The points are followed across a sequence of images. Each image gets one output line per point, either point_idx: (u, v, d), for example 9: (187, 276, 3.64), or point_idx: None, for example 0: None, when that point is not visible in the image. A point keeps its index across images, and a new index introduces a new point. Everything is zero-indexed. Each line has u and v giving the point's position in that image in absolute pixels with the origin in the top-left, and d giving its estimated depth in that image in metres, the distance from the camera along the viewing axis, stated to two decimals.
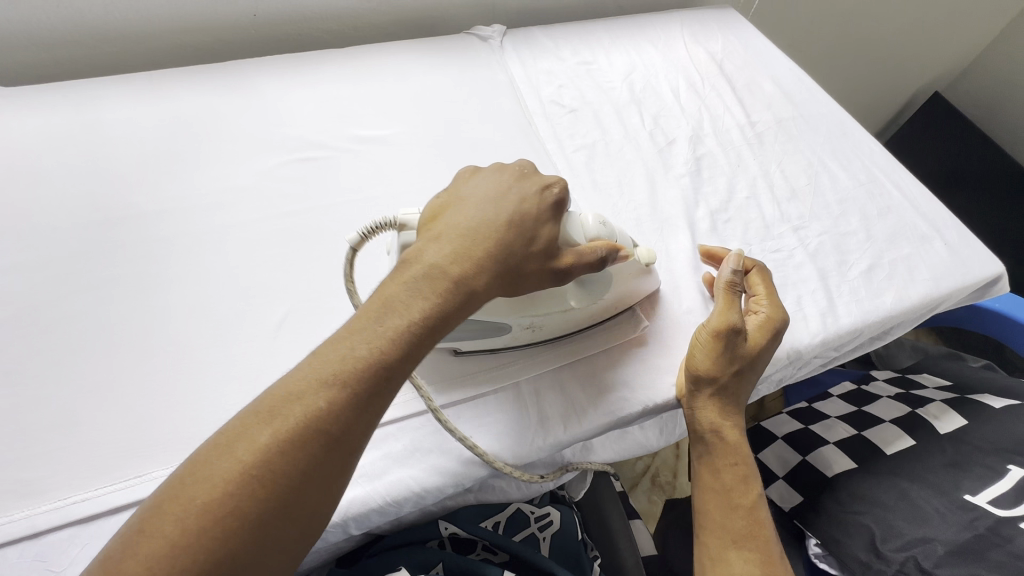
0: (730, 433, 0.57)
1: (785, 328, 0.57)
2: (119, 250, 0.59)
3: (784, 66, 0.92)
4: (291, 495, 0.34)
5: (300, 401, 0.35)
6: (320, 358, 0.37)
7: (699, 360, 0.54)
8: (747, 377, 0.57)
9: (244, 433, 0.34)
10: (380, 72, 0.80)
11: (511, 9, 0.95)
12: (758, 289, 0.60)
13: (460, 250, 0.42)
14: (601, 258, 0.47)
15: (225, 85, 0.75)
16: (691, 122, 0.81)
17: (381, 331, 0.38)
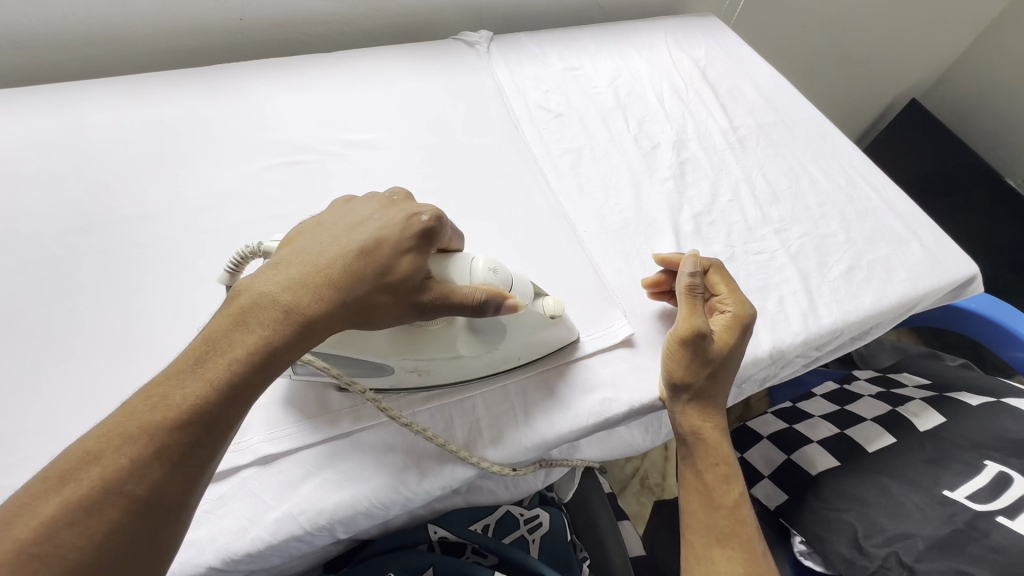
0: (713, 434, 0.58)
1: (750, 326, 0.58)
2: (102, 254, 0.59)
3: (766, 72, 0.94)
4: (101, 557, 0.31)
5: (105, 453, 0.32)
6: (133, 408, 0.34)
7: (673, 364, 0.55)
8: (725, 376, 0.57)
9: (31, 501, 0.31)
10: (368, 77, 0.80)
11: (498, 15, 0.96)
12: (720, 288, 0.60)
13: (295, 287, 0.40)
14: (479, 302, 0.44)
15: (211, 89, 0.74)
16: (675, 127, 0.82)
17: (200, 377, 0.36)
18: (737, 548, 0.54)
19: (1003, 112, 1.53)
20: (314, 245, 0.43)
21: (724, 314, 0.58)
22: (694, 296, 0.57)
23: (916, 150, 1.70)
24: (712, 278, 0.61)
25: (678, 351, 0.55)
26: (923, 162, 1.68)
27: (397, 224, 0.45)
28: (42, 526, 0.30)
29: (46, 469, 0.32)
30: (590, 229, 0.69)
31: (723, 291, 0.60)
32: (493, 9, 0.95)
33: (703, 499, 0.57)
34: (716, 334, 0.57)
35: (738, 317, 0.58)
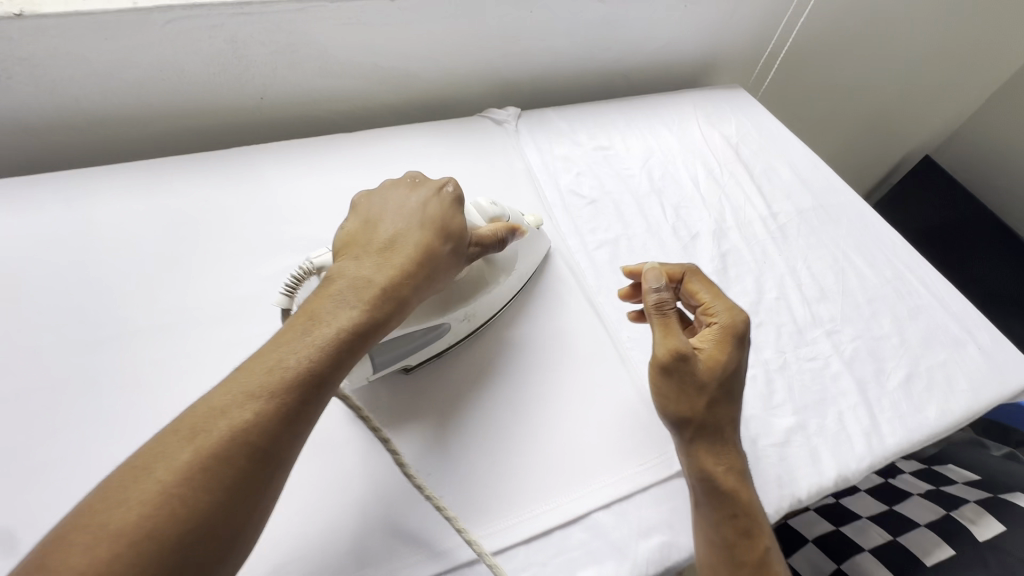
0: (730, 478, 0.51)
1: (743, 335, 0.54)
2: (106, 375, 0.53)
3: (799, 151, 0.91)
4: (228, 495, 0.34)
5: (230, 407, 0.36)
6: (250, 371, 0.38)
7: (665, 393, 0.52)
8: (728, 400, 0.53)
9: (169, 447, 0.34)
10: (394, 160, 0.76)
11: (523, 89, 0.94)
12: (704, 296, 0.57)
13: (378, 270, 0.47)
14: (501, 238, 0.58)
15: (230, 175, 0.70)
16: (713, 214, 0.79)
17: (308, 343, 0.41)
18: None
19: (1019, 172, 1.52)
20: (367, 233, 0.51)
21: (714, 326, 0.54)
22: (669, 312, 0.53)
23: (930, 207, 1.69)
24: (693, 286, 0.57)
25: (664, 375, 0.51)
26: (937, 219, 1.66)
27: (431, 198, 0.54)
28: (159, 482, 0.33)
29: (173, 425, 0.36)
30: (634, 334, 0.65)
31: (706, 300, 0.56)
32: (518, 84, 0.92)
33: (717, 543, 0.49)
34: (707, 353, 0.53)
35: (728, 326, 0.54)
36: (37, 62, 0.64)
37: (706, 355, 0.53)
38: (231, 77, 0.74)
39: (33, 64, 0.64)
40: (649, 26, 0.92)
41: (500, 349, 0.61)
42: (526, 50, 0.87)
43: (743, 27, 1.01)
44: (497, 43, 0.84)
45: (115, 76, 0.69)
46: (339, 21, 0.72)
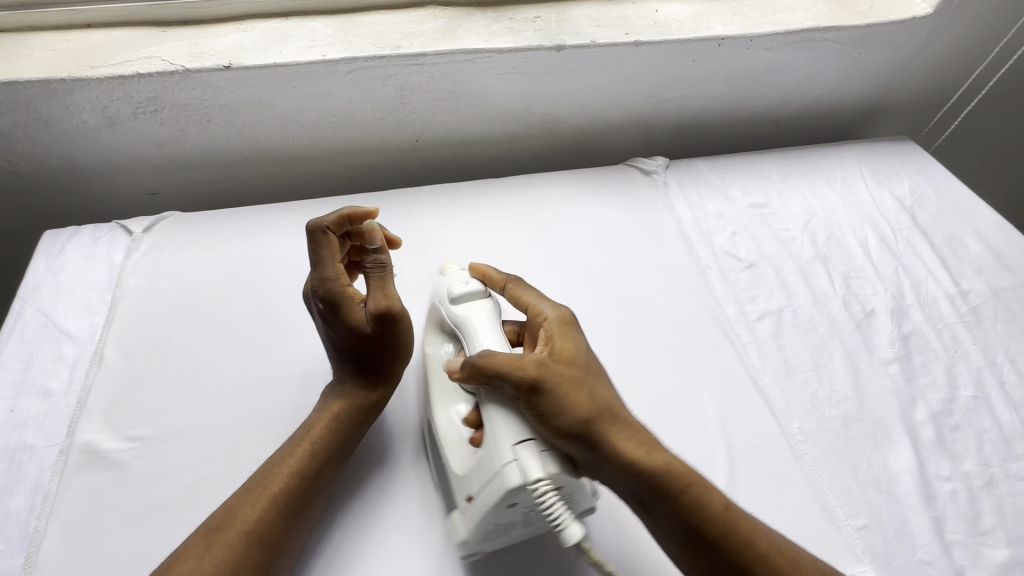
0: (650, 460, 0.44)
1: (576, 323, 0.51)
2: (278, 418, 0.55)
3: (990, 218, 0.80)
4: (277, 533, 0.45)
5: (294, 455, 0.49)
6: (287, 454, 0.49)
7: (555, 417, 0.43)
8: (603, 381, 0.47)
9: (241, 504, 0.46)
10: (542, 211, 0.76)
11: (669, 137, 0.90)
12: (526, 299, 0.53)
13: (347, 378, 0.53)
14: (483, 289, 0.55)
15: (388, 220, 0.72)
16: (890, 290, 0.71)
17: (302, 439, 0.50)
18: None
19: None
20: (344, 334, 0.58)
21: (546, 322, 0.50)
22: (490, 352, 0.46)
23: None
24: (517, 295, 0.53)
25: (544, 392, 0.43)
26: None
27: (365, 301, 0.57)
28: (251, 502, 0.46)
29: (247, 486, 0.47)
30: (805, 425, 0.58)
31: (530, 301, 0.52)
32: (665, 131, 0.89)
33: (683, 542, 0.44)
34: (558, 347, 0.48)
35: (562, 316, 0.51)
36: (233, 108, 0.69)
37: (556, 352, 0.48)
38: (394, 122, 0.76)
39: (230, 109, 0.70)
40: (813, 75, 0.85)
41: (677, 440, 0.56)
42: (679, 99, 0.84)
43: (919, 75, 0.91)
44: (651, 91, 0.81)
45: (295, 120, 0.73)
46: (502, 71, 0.73)
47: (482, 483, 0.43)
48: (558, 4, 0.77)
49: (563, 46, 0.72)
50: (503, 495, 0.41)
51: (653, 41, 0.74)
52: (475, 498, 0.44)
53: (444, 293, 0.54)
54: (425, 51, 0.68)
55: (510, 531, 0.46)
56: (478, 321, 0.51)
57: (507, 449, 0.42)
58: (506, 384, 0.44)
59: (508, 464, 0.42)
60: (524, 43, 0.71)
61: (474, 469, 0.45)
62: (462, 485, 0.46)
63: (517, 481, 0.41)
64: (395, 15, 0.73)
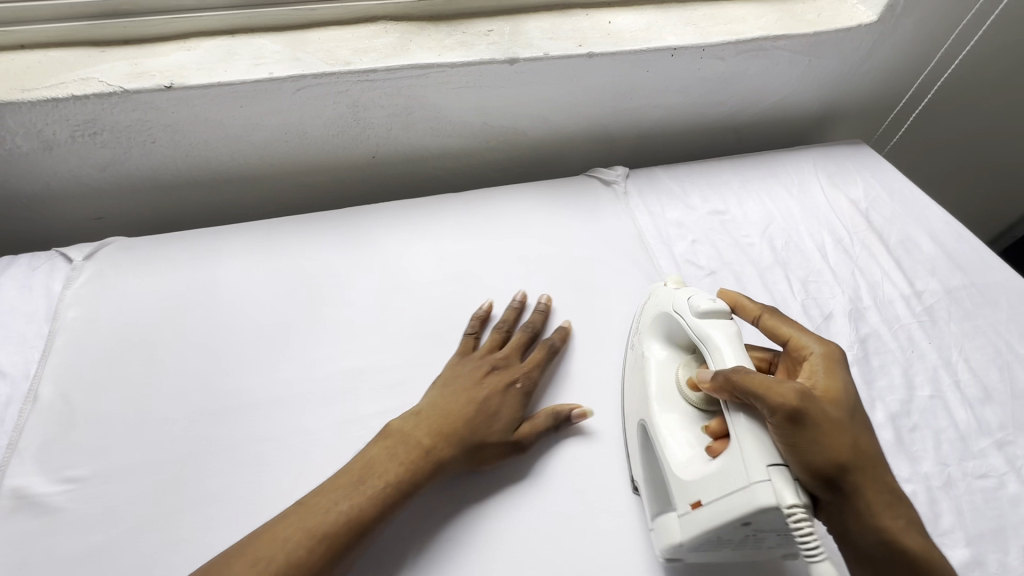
0: (908, 538, 0.42)
1: (845, 362, 0.48)
2: (227, 452, 0.52)
3: (941, 218, 0.82)
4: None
5: (348, 495, 0.46)
6: (334, 490, 0.47)
7: (819, 454, 0.40)
8: (869, 435, 0.44)
9: (263, 542, 0.43)
10: (502, 225, 0.75)
11: (630, 146, 0.90)
12: (789, 333, 0.51)
13: (442, 431, 0.52)
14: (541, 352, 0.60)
15: (344, 238, 0.71)
16: (847, 293, 0.71)
17: (364, 480, 0.48)
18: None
19: None
20: (469, 334, 0.62)
21: (813, 358, 0.48)
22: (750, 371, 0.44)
23: None
24: (786, 330, 0.51)
25: (811, 423, 0.41)
26: None
27: (517, 304, 0.65)
28: (301, 531, 0.44)
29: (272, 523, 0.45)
30: None
31: (793, 333, 0.51)
32: (625, 141, 0.89)
33: None
34: (823, 386, 0.46)
35: (832, 356, 0.48)
36: (178, 128, 0.67)
37: (820, 388, 0.45)
38: (348, 138, 0.75)
39: (176, 130, 0.67)
40: (766, 82, 0.87)
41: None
42: (637, 109, 0.84)
43: (869, 81, 0.93)
44: (608, 102, 0.82)
45: (245, 139, 0.71)
46: (457, 85, 0.72)
47: (720, 493, 0.42)
48: (511, 17, 0.77)
49: (516, 59, 0.71)
50: (750, 512, 0.40)
51: (607, 52, 0.74)
52: (708, 506, 0.43)
53: (688, 307, 0.53)
54: (375, 67, 0.67)
55: (723, 547, 0.45)
56: (723, 337, 0.49)
57: (761, 467, 0.41)
58: (760, 406, 0.42)
59: (760, 483, 0.40)
60: (476, 57, 0.70)
61: (707, 478, 0.43)
62: (688, 490, 0.45)
63: (771, 502, 0.39)
64: (345, 31, 0.72)
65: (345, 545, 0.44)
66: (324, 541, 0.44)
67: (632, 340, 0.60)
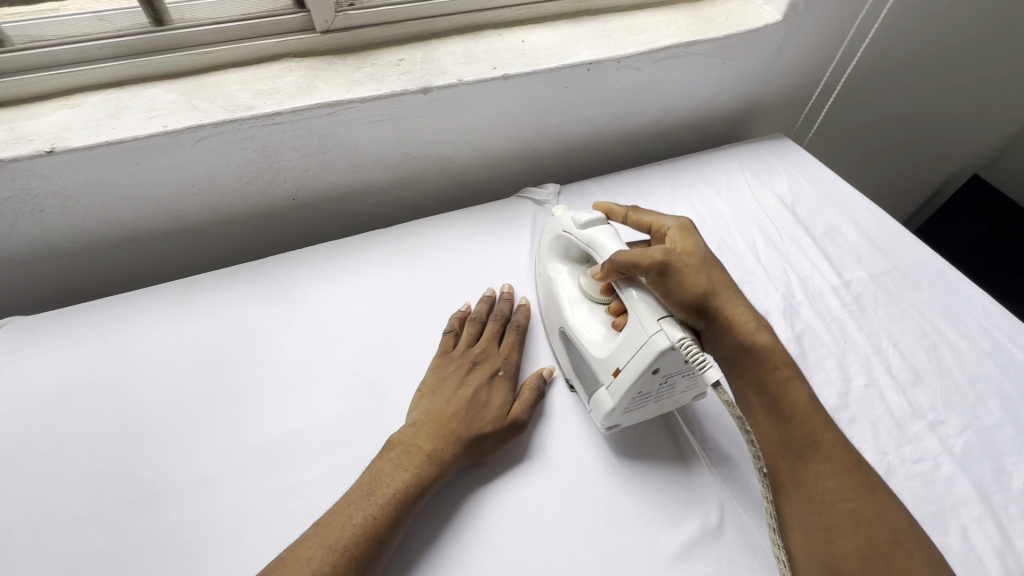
0: (759, 335, 0.51)
1: (694, 227, 0.59)
2: (151, 545, 0.48)
3: (861, 205, 0.85)
4: None
5: (353, 519, 0.46)
6: (332, 524, 0.46)
7: (681, 291, 0.51)
8: (721, 273, 0.54)
9: None
10: (435, 257, 0.73)
11: (560, 160, 0.90)
12: (649, 220, 0.61)
13: (434, 433, 0.54)
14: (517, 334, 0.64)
15: (269, 290, 0.67)
16: (780, 289, 0.73)
17: (370, 502, 0.48)
18: (860, 549, 0.41)
19: None
20: (449, 332, 0.64)
21: (669, 231, 0.58)
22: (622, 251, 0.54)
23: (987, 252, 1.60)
24: (643, 218, 0.61)
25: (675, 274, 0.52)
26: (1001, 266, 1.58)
27: (488, 297, 0.68)
28: (322, 548, 0.44)
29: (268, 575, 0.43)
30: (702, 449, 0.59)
31: (652, 220, 0.61)
32: (554, 156, 0.89)
33: (769, 417, 0.49)
34: (680, 246, 0.56)
35: (682, 226, 0.59)
36: (68, 192, 0.62)
37: (680, 248, 0.56)
38: (262, 183, 0.71)
39: (66, 195, 0.62)
40: (685, 87, 0.88)
41: (593, 487, 0.55)
42: (562, 124, 0.84)
43: (783, 76, 0.96)
44: (532, 121, 0.81)
45: (148, 195, 0.66)
46: (372, 119, 0.70)
47: (630, 355, 0.50)
48: (422, 44, 0.75)
49: (429, 87, 0.69)
50: (654, 359, 0.48)
51: (522, 73, 0.73)
52: (624, 369, 0.51)
53: (571, 225, 0.62)
54: (280, 110, 0.64)
55: (649, 402, 0.53)
56: (606, 236, 0.59)
57: (653, 321, 0.49)
58: (639, 273, 0.52)
59: (655, 333, 0.48)
60: (388, 90, 0.68)
61: (622, 347, 0.52)
62: (607, 364, 0.53)
63: (665, 344, 0.47)
64: (246, 73, 0.68)
65: (367, 556, 0.45)
66: (344, 553, 0.44)
67: (539, 271, 0.69)
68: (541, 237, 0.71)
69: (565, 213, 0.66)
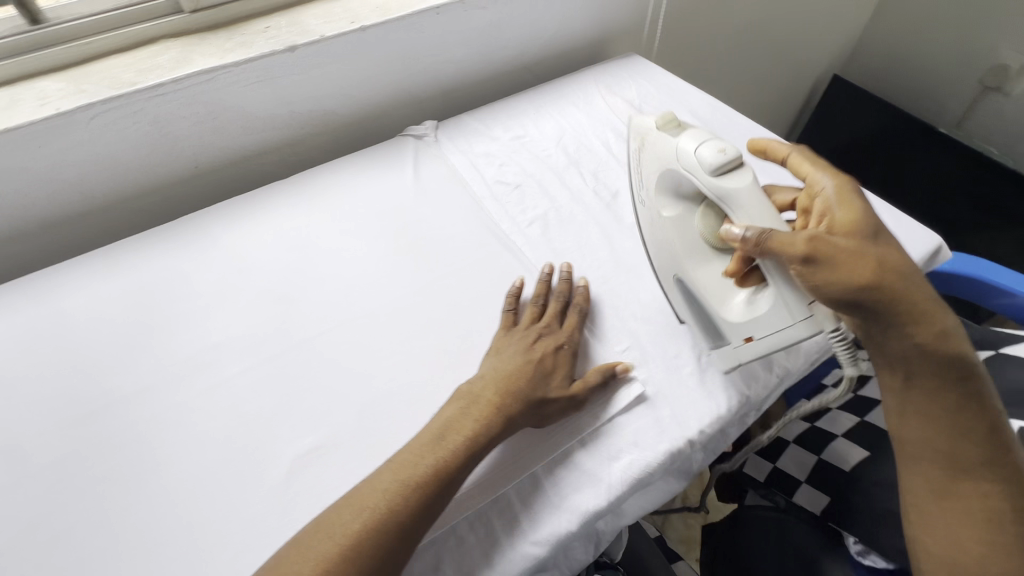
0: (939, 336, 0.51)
1: (855, 190, 0.57)
2: (109, 443, 0.58)
3: (697, 97, 0.99)
4: (378, 546, 0.47)
5: (425, 458, 0.52)
6: (399, 467, 0.51)
7: (834, 284, 0.50)
8: (894, 248, 0.52)
9: (334, 522, 0.48)
10: (330, 192, 0.83)
11: (437, 100, 1.01)
12: (806, 172, 0.61)
13: (498, 394, 0.57)
14: (580, 315, 0.67)
15: (184, 242, 0.76)
16: (629, 171, 0.86)
17: (439, 447, 0.53)
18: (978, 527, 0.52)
19: (922, 71, 1.61)
20: (509, 309, 0.67)
21: (827, 195, 0.57)
22: (770, 231, 0.54)
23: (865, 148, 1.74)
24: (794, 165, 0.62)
25: (820, 258, 0.51)
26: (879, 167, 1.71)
27: (545, 276, 0.70)
28: (395, 483, 0.50)
29: (342, 503, 0.50)
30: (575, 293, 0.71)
31: (810, 171, 0.61)
32: (431, 98, 1.00)
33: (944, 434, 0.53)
34: (839, 220, 0.54)
35: (840, 188, 0.57)
36: None
37: (839, 224, 0.54)
38: (163, 155, 0.80)
39: None
40: (535, 19, 0.99)
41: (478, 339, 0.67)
42: (429, 67, 0.95)
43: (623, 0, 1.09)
44: (400, 67, 0.91)
45: (58, 178, 0.74)
46: (249, 81, 0.79)
47: (769, 330, 0.57)
48: (285, 11, 0.85)
49: (295, 46, 0.79)
50: (791, 342, 0.56)
51: (377, 23, 0.83)
52: (760, 340, 0.58)
53: (702, 166, 0.61)
54: (162, 81, 0.73)
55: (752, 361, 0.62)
56: (744, 193, 0.58)
57: (801, 308, 0.55)
58: (780, 257, 0.53)
59: (801, 320, 0.55)
60: (257, 52, 0.77)
61: (755, 321, 0.58)
62: (739, 330, 0.60)
63: (808, 332, 0.55)
64: (125, 57, 0.76)
65: (437, 491, 0.51)
66: (416, 489, 0.50)
67: (647, 189, 0.70)
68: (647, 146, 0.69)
69: (681, 144, 0.64)
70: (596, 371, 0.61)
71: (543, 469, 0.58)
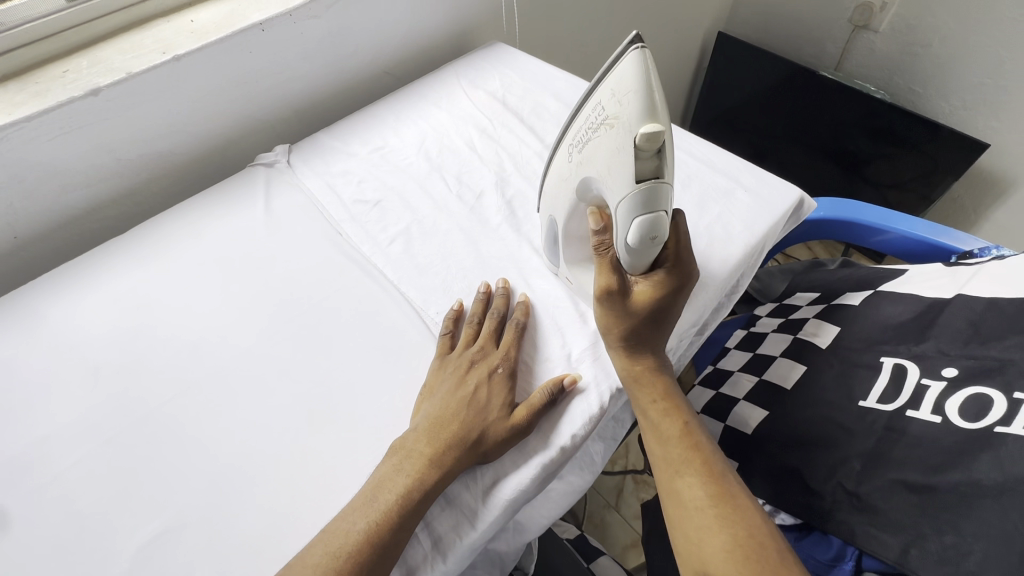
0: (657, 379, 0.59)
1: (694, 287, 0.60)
2: None
3: (561, 79, 0.97)
4: None
5: (365, 520, 0.48)
6: (332, 537, 0.47)
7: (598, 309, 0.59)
8: (664, 318, 0.60)
9: None
10: (171, 240, 0.76)
11: (290, 121, 0.95)
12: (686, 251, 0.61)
13: (437, 442, 0.53)
14: (518, 327, 0.63)
15: (2, 324, 0.68)
16: (492, 168, 0.83)
17: (371, 509, 0.49)
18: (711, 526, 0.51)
19: (797, 18, 1.64)
20: (445, 333, 0.63)
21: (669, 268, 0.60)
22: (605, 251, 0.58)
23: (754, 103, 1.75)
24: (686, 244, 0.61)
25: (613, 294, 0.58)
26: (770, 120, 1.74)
27: (483, 296, 0.66)
28: (329, 555, 0.46)
29: None
30: (441, 308, 0.68)
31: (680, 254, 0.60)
32: (283, 120, 0.94)
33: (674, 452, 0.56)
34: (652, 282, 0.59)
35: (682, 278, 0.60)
36: None
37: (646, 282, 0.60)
38: None
39: None
40: (381, 22, 0.94)
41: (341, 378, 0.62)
42: (271, 88, 0.88)
43: None
44: (235, 92, 0.84)
45: None
46: (52, 135, 0.70)
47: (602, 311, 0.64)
48: (87, 50, 0.76)
49: (98, 88, 0.71)
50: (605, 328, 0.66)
51: (193, 50, 0.76)
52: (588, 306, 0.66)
53: (619, 208, 0.53)
54: None
55: None
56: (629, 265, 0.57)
57: None
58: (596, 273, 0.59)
59: None
60: (52, 102, 0.69)
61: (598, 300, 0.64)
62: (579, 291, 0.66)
63: None
64: None
65: (372, 558, 0.47)
66: (349, 561, 0.46)
67: (578, 140, 0.58)
68: (595, 133, 0.54)
69: (655, 180, 0.51)
70: (545, 385, 0.57)
71: (436, 510, 0.53)
